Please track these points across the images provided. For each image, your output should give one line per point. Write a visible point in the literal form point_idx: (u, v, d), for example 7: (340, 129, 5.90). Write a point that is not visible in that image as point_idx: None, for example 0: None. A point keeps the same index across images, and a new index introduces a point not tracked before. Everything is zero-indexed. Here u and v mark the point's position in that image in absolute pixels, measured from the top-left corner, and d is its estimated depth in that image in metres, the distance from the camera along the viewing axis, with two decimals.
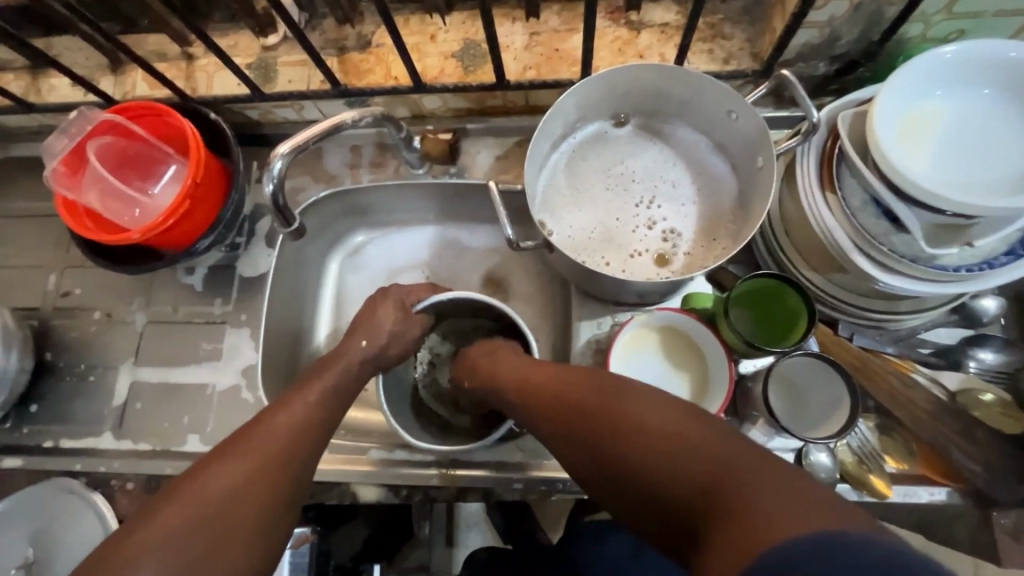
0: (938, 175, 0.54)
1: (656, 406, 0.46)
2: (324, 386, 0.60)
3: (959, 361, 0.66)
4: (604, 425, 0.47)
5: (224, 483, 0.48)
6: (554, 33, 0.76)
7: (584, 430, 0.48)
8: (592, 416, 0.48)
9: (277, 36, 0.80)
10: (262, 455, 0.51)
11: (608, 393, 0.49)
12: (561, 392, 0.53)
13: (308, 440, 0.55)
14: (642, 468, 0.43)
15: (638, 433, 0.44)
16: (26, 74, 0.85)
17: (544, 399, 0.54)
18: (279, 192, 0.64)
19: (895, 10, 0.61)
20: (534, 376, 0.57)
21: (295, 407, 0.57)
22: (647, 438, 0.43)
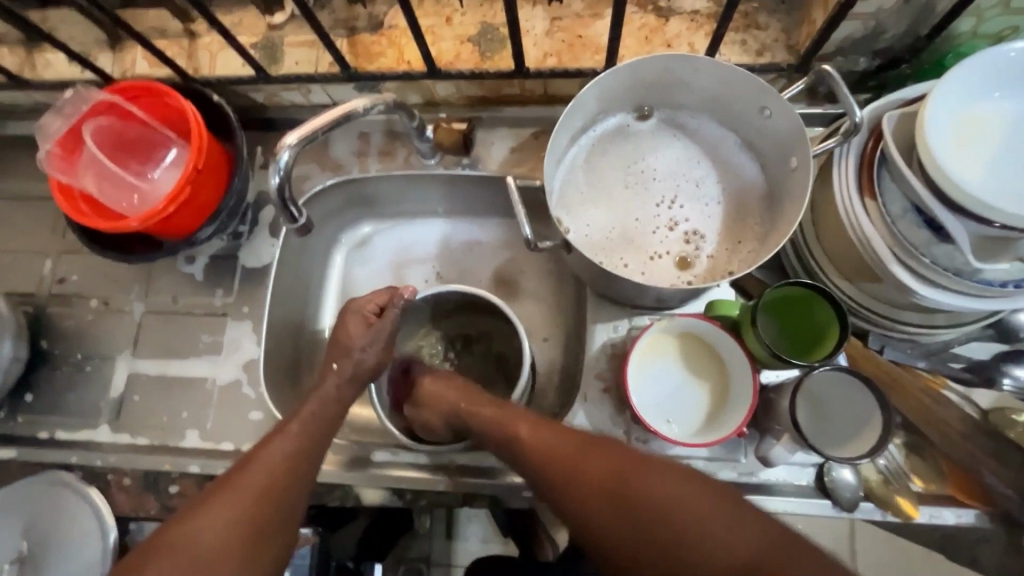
0: (990, 185, 0.50)
1: (676, 488, 0.47)
2: (302, 419, 0.60)
3: (993, 377, 0.63)
4: (628, 512, 0.47)
5: (211, 534, 0.50)
6: (576, 19, 0.72)
7: (602, 506, 0.49)
8: (610, 495, 0.49)
9: (284, 14, 0.76)
10: (251, 499, 0.52)
11: (618, 464, 0.50)
12: (564, 457, 0.52)
13: (295, 478, 0.56)
14: (672, 551, 0.45)
15: (663, 516, 0.46)
16: (20, 48, 0.81)
17: (546, 462, 0.53)
18: (287, 184, 0.60)
19: (948, 2, 0.57)
20: (528, 431, 0.56)
21: (279, 443, 0.57)
22: (672, 518, 0.46)
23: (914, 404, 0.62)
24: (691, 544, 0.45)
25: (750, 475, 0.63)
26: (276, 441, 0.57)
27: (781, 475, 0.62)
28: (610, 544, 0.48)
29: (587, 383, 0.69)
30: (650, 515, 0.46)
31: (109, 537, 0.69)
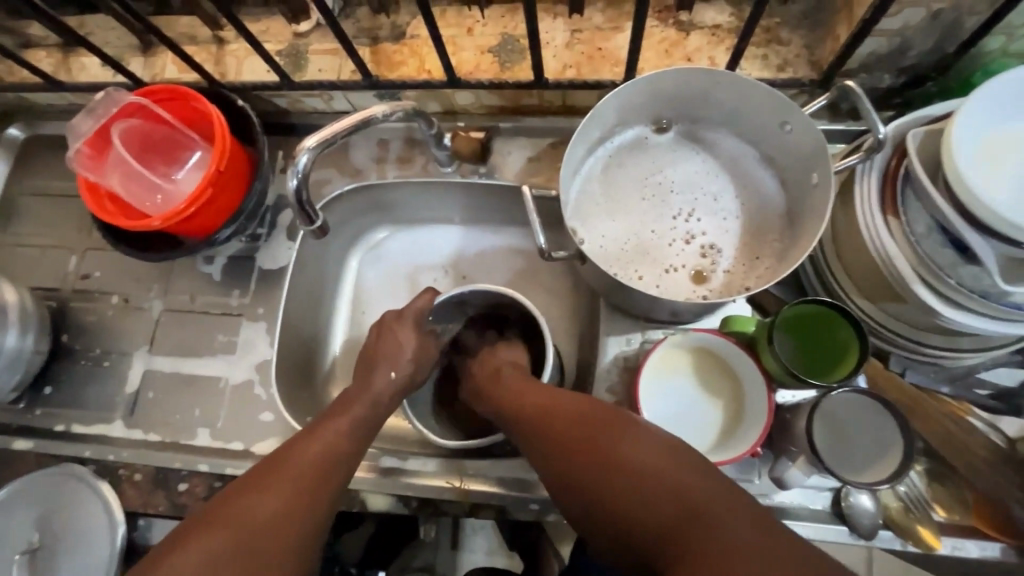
0: (1017, 205, 0.49)
1: (642, 442, 0.48)
2: (352, 416, 0.61)
3: (1021, 407, 0.61)
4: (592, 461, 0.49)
5: (268, 510, 0.49)
6: (597, 31, 0.72)
7: (573, 457, 0.50)
8: (585, 446, 0.50)
9: (310, 22, 0.78)
10: (301, 483, 0.53)
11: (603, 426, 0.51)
12: (554, 416, 0.54)
13: (340, 470, 0.56)
14: (626, 501, 0.46)
15: (631, 475, 0.46)
16: (58, 52, 0.84)
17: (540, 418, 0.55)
18: (303, 187, 0.61)
19: (976, 20, 0.56)
20: (526, 394, 0.59)
21: (326, 435, 0.58)
22: (636, 480, 0.46)
23: (937, 430, 0.60)
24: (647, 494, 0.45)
25: (764, 496, 0.61)
26: (326, 432, 0.58)
27: (796, 498, 0.61)
28: (574, 493, 0.49)
29: (597, 395, 0.68)
30: (614, 473, 0.47)
31: (118, 532, 0.70)
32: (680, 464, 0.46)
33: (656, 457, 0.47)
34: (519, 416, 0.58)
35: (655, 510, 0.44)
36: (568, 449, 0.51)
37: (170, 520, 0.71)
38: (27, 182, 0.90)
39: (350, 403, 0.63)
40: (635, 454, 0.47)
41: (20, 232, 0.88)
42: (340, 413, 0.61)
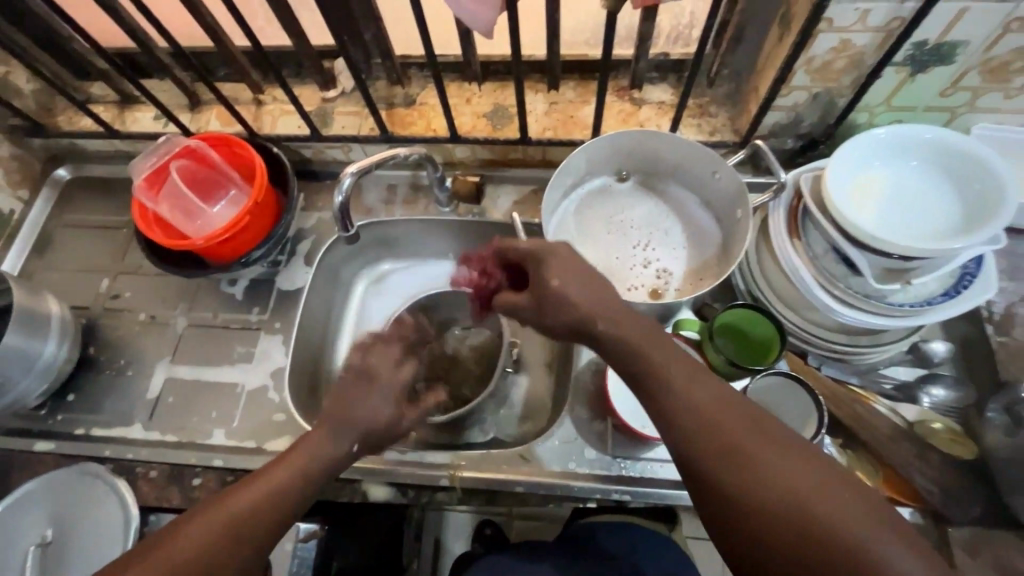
0: (881, 228, 0.65)
1: (775, 449, 0.47)
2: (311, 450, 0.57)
3: (914, 395, 0.76)
4: (730, 455, 0.47)
5: (202, 540, 0.50)
6: (570, 103, 0.91)
7: (717, 456, 0.48)
8: (709, 441, 0.48)
9: (337, 90, 0.95)
10: (244, 513, 0.52)
11: (722, 408, 0.49)
12: (670, 381, 0.51)
13: (278, 509, 0.54)
14: (750, 494, 0.46)
15: (754, 466, 0.46)
16: (115, 107, 0.99)
17: (647, 377, 0.53)
18: (347, 203, 0.74)
19: (844, 101, 0.76)
20: (619, 325, 0.55)
21: (274, 473, 0.55)
22: (761, 473, 0.46)
23: (847, 410, 0.73)
24: (775, 491, 0.45)
25: None
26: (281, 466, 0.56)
27: None
28: (708, 475, 0.48)
29: (574, 393, 0.80)
30: (738, 462, 0.47)
31: (132, 525, 0.75)
32: (802, 454, 0.46)
33: (778, 460, 0.46)
34: (649, 386, 0.53)
35: (783, 507, 0.44)
36: (689, 426, 0.49)
37: (182, 514, 0.77)
38: (68, 216, 1.01)
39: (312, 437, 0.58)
40: (757, 444, 0.47)
41: (56, 259, 0.98)
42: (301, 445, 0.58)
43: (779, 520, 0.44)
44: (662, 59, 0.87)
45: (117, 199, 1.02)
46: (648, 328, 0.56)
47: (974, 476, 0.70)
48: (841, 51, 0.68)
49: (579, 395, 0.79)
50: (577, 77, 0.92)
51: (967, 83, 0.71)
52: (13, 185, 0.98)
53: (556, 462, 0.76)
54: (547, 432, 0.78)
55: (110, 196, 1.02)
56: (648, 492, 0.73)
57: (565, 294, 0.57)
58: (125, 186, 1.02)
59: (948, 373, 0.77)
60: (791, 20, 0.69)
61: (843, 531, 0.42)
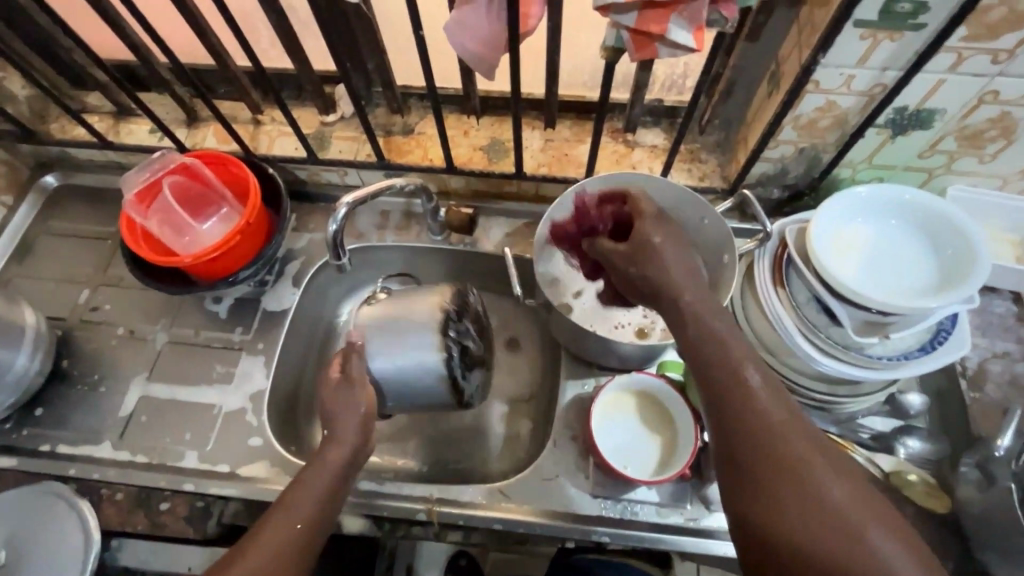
0: (862, 282, 0.67)
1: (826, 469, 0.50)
2: (329, 462, 0.65)
3: (891, 445, 0.76)
4: (781, 465, 0.51)
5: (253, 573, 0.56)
6: (565, 141, 0.93)
7: (770, 463, 0.51)
8: (766, 450, 0.52)
9: (336, 115, 0.96)
10: (280, 543, 0.59)
11: (800, 446, 0.52)
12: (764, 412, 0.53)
13: (311, 532, 0.61)
14: (808, 530, 0.48)
15: (818, 507, 0.49)
16: (110, 118, 0.99)
17: (740, 399, 0.54)
18: (340, 232, 0.74)
19: (829, 157, 0.79)
20: (704, 300, 0.61)
21: (294, 506, 0.61)
22: (824, 518, 0.48)
23: None
24: (827, 530, 0.47)
25: (694, 519, 0.73)
26: (307, 481, 0.64)
27: (720, 521, 0.73)
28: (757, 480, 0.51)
29: (557, 429, 0.80)
30: (807, 501, 0.49)
31: (93, 550, 0.72)
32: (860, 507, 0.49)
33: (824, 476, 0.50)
34: (721, 386, 0.56)
35: (829, 542, 0.47)
36: (743, 438, 0.53)
37: (146, 540, 0.74)
38: (52, 224, 0.99)
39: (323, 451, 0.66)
40: (828, 491, 0.49)
41: (37, 267, 0.96)
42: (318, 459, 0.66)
43: (834, 562, 0.46)
44: (656, 105, 0.90)
45: (104, 209, 1.00)
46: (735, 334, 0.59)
47: (946, 530, 0.71)
48: (827, 110, 0.72)
49: (562, 432, 0.79)
50: (573, 116, 0.94)
51: (945, 147, 0.74)
52: None
53: (537, 500, 0.75)
54: (529, 468, 0.77)
55: (98, 205, 1.01)
56: (627, 534, 0.73)
57: (664, 254, 0.64)
58: (114, 196, 1.01)
59: (923, 426, 0.78)
60: (780, 79, 0.72)
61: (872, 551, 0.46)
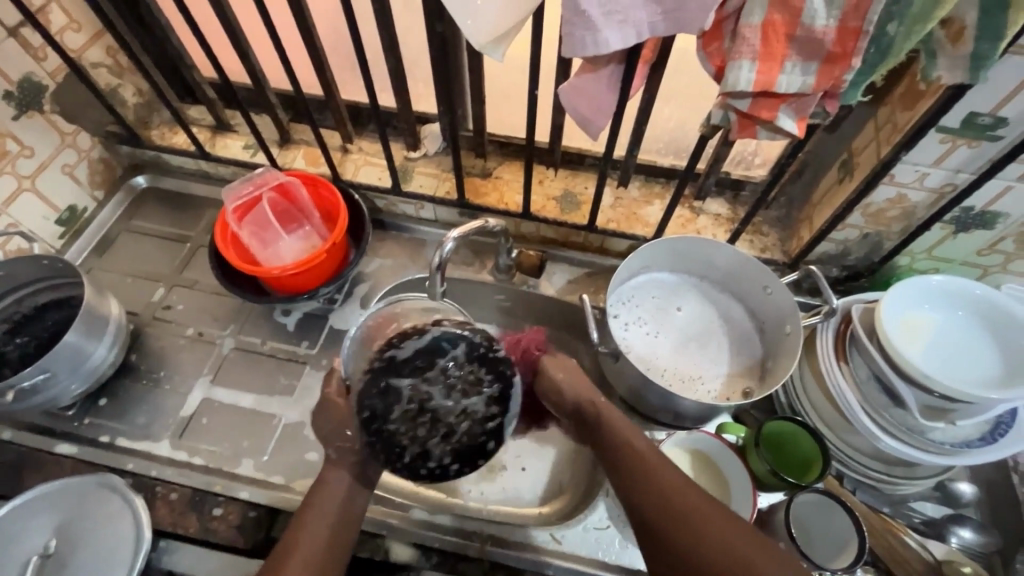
0: (928, 366, 0.70)
1: (681, 486, 0.63)
2: (324, 510, 0.65)
3: (943, 533, 0.76)
4: (678, 498, 0.62)
5: None
6: (634, 200, 0.98)
7: (687, 500, 0.61)
8: (675, 487, 0.63)
9: (420, 152, 1.02)
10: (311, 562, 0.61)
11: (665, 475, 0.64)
12: (648, 466, 0.65)
13: (335, 539, 0.64)
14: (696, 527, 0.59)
15: (687, 514, 0.60)
16: (208, 131, 1.05)
17: (639, 459, 0.66)
18: (441, 265, 0.77)
19: (890, 244, 0.83)
20: (615, 417, 0.71)
21: (309, 530, 0.64)
22: (688, 521, 0.60)
23: (880, 540, 0.73)
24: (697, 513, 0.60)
25: None
26: (308, 527, 0.64)
27: None
28: (696, 502, 0.61)
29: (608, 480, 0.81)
30: (683, 515, 0.60)
31: (142, 549, 0.71)
32: (699, 510, 0.61)
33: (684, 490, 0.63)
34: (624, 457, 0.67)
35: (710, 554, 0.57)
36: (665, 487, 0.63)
37: (194, 544, 0.74)
38: (135, 222, 1.04)
39: (314, 500, 0.66)
40: (688, 508, 0.61)
41: (116, 260, 1.00)
42: (313, 503, 0.66)
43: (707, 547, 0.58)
44: (724, 177, 0.95)
45: (185, 214, 1.05)
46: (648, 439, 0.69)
47: None
48: (897, 202, 0.76)
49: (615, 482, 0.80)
50: (643, 178, 0.99)
51: (1004, 248, 0.78)
52: (93, 186, 1.01)
53: (584, 549, 0.75)
54: (579, 516, 0.77)
55: (180, 210, 1.05)
56: None
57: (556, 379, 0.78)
58: (197, 204, 1.06)
59: (975, 517, 0.78)
60: (852, 169, 0.77)
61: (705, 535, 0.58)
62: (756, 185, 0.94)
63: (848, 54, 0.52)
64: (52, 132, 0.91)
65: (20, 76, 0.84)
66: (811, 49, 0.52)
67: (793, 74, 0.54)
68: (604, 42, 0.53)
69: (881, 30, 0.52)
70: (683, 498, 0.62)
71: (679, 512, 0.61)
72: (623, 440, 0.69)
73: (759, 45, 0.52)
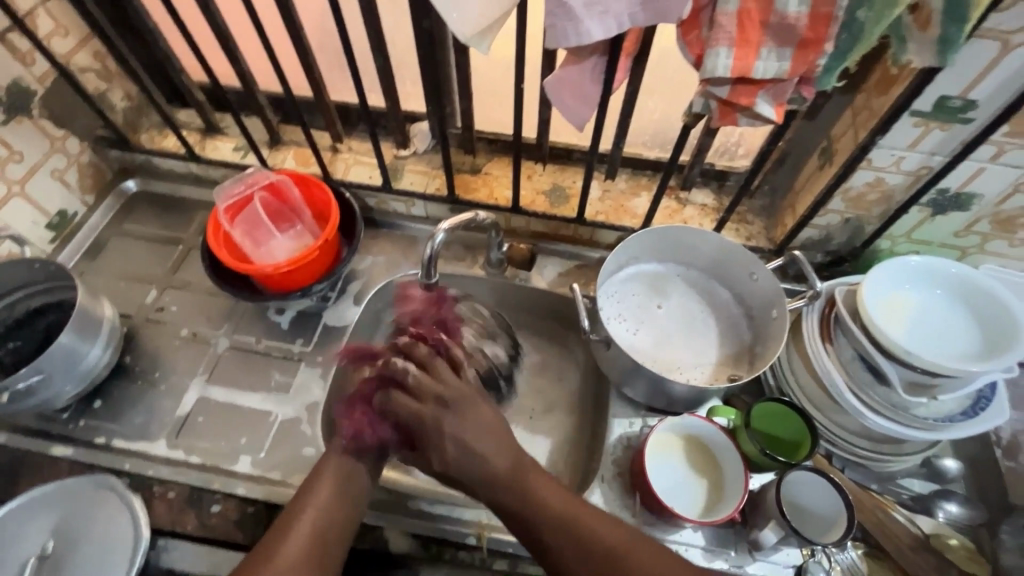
0: (910, 344, 0.72)
1: (604, 528, 0.61)
2: (321, 499, 0.66)
3: (931, 507, 0.78)
4: (600, 543, 0.60)
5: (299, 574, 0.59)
6: (621, 193, 1.00)
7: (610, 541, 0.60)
8: (591, 535, 0.60)
9: (410, 150, 1.03)
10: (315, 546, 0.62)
11: (589, 524, 0.61)
12: (569, 519, 0.62)
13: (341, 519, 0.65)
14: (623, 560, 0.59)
15: (612, 553, 0.59)
16: (198, 134, 1.06)
17: (546, 507, 0.62)
18: (433, 257, 0.78)
19: (871, 228, 0.86)
20: (500, 459, 0.65)
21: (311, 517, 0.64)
22: (615, 558, 0.59)
23: (869, 515, 0.75)
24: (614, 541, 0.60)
25: (739, 567, 0.75)
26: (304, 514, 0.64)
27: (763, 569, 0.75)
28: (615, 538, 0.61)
29: (604, 466, 0.82)
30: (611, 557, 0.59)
31: (141, 548, 0.71)
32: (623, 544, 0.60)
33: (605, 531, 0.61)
34: (536, 512, 0.62)
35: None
36: (588, 536, 0.60)
37: (193, 540, 0.74)
38: (126, 226, 1.04)
39: (308, 491, 0.67)
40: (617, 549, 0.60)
41: (108, 264, 1.00)
42: (313, 489, 0.67)
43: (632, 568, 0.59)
44: (709, 168, 0.97)
45: (176, 216, 1.05)
46: (560, 486, 0.65)
47: None
48: (875, 186, 0.79)
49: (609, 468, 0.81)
50: (629, 171, 1.01)
51: (980, 228, 0.81)
52: (83, 190, 1.02)
53: None
54: None
55: (171, 213, 1.06)
56: None
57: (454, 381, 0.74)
58: (189, 207, 1.07)
59: (960, 491, 0.81)
60: (832, 155, 0.80)
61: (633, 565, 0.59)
62: (740, 175, 0.97)
63: (820, 39, 0.54)
64: (41, 137, 0.92)
65: (8, 81, 0.85)
66: (784, 36, 0.54)
67: (768, 60, 0.56)
68: (586, 32, 0.55)
69: (851, 16, 0.54)
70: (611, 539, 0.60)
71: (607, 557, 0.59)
72: (530, 491, 0.63)
73: (736, 32, 0.54)
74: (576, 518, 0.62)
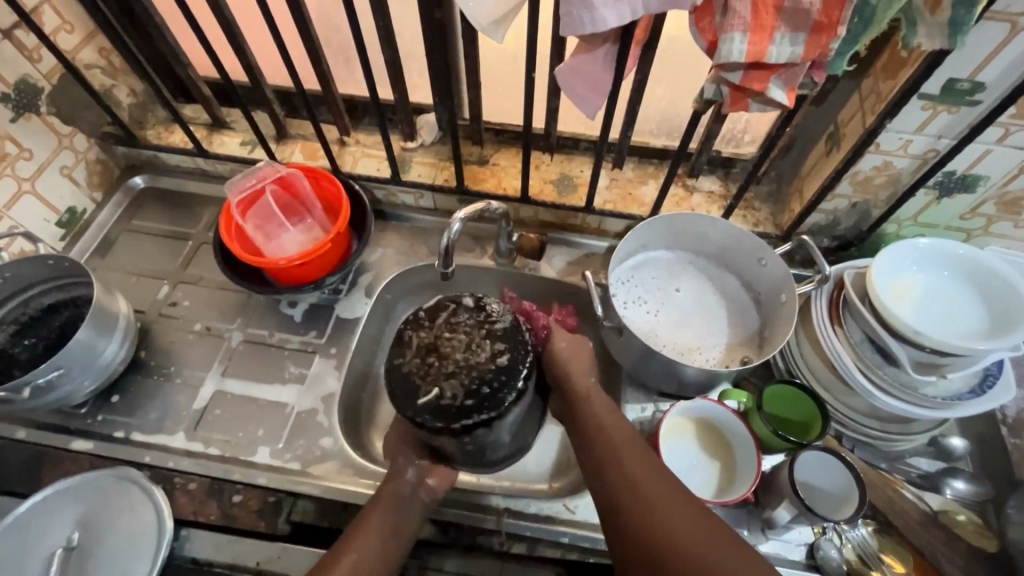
0: (919, 324, 0.73)
1: (656, 482, 0.63)
2: (384, 518, 0.69)
3: (938, 485, 0.80)
4: (649, 493, 0.61)
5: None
6: (629, 181, 1.00)
7: (656, 493, 0.61)
8: (646, 485, 0.62)
9: (417, 142, 1.03)
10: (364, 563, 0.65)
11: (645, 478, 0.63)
12: (635, 476, 0.64)
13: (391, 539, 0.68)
14: (659, 512, 0.59)
15: (651, 502, 0.60)
16: (204, 129, 1.06)
17: (616, 455, 0.67)
18: (449, 247, 0.78)
19: (878, 212, 0.87)
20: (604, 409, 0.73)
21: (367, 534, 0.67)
22: (653, 507, 0.60)
23: (880, 493, 0.77)
24: (657, 495, 0.61)
25: (752, 545, 0.77)
26: (365, 529, 0.68)
27: (775, 547, 0.76)
28: (661, 490, 0.62)
29: None
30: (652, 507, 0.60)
31: (165, 539, 0.72)
32: (668, 500, 0.60)
33: (656, 484, 0.62)
34: (607, 457, 0.67)
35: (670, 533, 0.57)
36: (639, 485, 0.62)
37: (216, 530, 0.76)
38: (135, 222, 1.04)
39: (374, 507, 0.70)
40: (657, 501, 0.60)
41: (119, 260, 1.00)
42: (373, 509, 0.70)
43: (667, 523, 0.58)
44: (716, 155, 0.97)
45: (185, 212, 1.06)
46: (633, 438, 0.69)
47: (993, 568, 0.74)
48: (883, 169, 0.80)
49: None
50: (636, 160, 1.01)
51: (985, 211, 0.82)
52: (91, 187, 1.02)
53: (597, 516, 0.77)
54: None
55: (180, 208, 1.06)
56: None
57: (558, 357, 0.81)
58: (197, 202, 1.07)
59: (967, 469, 0.82)
60: (839, 139, 0.80)
61: (668, 519, 0.58)
62: (746, 162, 0.97)
63: (833, 23, 0.55)
64: (49, 134, 0.91)
65: (16, 78, 0.84)
66: (798, 20, 0.55)
67: (782, 45, 0.56)
68: (602, 20, 0.55)
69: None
70: (656, 491, 0.62)
71: (649, 504, 0.60)
72: (608, 437, 0.69)
73: (750, 17, 0.54)
74: (636, 466, 0.65)
